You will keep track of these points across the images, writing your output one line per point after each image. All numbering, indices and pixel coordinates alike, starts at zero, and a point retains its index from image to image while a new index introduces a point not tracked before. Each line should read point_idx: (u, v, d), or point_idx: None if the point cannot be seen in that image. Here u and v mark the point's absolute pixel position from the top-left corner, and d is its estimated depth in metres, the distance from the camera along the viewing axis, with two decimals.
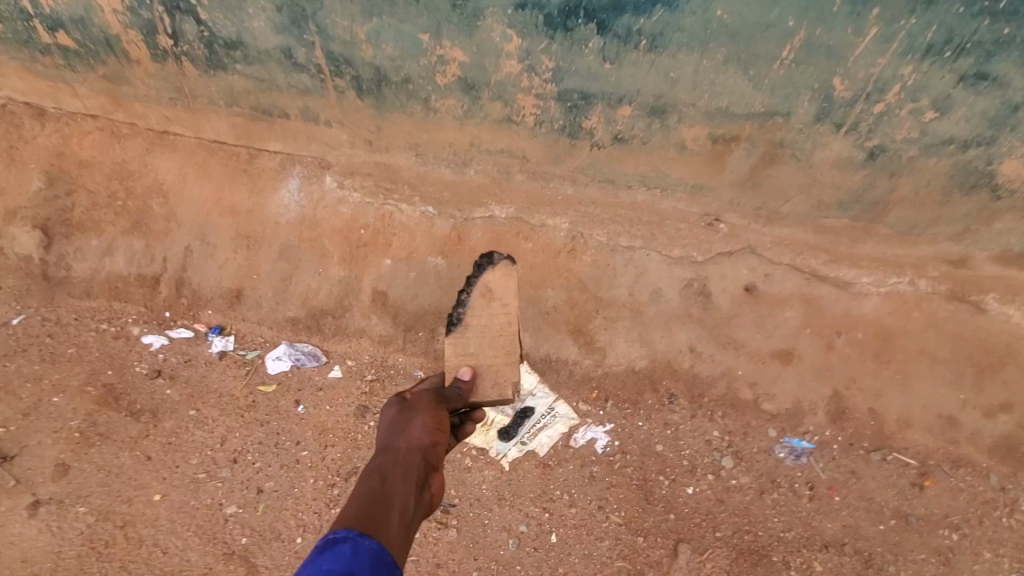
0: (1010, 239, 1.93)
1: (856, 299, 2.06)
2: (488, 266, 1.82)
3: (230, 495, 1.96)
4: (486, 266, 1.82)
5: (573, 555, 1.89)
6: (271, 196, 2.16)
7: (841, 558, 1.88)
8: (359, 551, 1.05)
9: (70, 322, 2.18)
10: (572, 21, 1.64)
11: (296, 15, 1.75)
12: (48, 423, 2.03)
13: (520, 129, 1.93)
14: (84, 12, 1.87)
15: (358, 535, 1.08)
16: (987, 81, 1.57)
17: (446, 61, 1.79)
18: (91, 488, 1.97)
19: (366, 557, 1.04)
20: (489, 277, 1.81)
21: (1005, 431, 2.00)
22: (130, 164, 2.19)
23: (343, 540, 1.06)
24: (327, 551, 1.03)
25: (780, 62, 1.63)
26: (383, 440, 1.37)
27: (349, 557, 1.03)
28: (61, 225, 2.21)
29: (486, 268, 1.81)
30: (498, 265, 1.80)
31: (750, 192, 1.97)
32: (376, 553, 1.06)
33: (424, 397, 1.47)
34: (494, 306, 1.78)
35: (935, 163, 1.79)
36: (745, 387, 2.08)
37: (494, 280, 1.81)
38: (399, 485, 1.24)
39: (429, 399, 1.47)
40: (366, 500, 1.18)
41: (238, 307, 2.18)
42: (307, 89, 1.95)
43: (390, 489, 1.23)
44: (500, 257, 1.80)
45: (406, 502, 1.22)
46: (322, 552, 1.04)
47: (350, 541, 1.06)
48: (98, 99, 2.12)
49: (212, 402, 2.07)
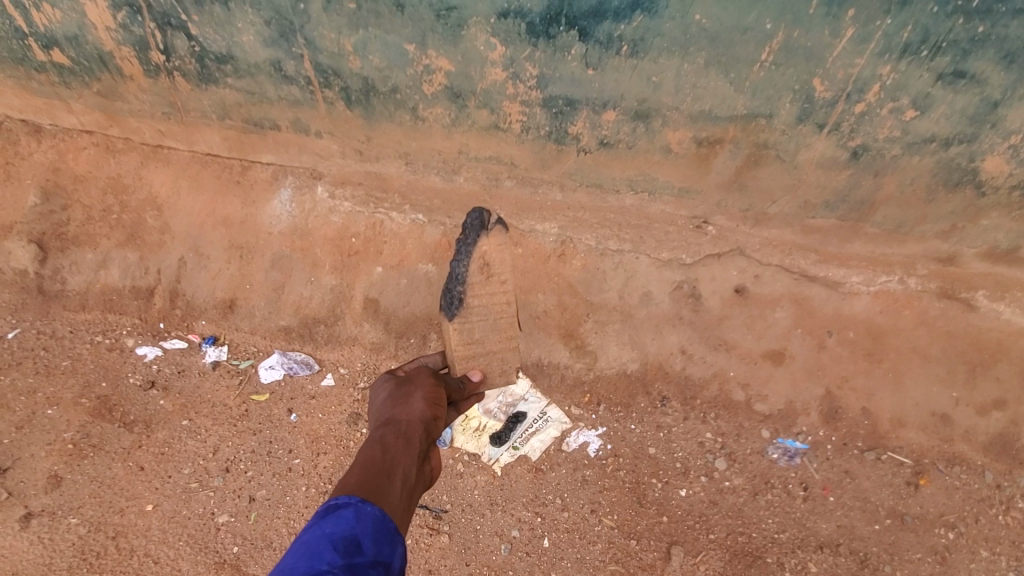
0: (997, 236, 1.93)
1: (846, 298, 2.07)
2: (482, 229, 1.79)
3: (222, 503, 1.99)
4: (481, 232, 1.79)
5: (566, 558, 1.92)
6: (264, 207, 2.18)
7: (836, 558, 1.89)
8: (361, 515, 1.15)
9: (65, 334, 2.19)
10: (554, 28, 1.66)
11: (284, 29, 1.78)
12: (42, 436, 2.04)
13: (507, 136, 1.96)
14: (77, 30, 1.90)
15: (362, 500, 1.19)
16: (965, 79, 1.59)
17: (432, 71, 1.82)
18: (84, 500, 1.99)
19: (368, 521, 1.15)
20: (485, 244, 1.79)
21: (999, 428, 2.00)
22: (125, 178, 2.22)
23: (346, 505, 1.17)
24: (330, 516, 1.15)
25: (760, 64, 1.65)
26: (384, 416, 1.50)
27: (352, 521, 1.14)
28: (56, 239, 2.23)
29: (479, 235, 1.78)
30: (492, 230, 1.80)
31: (736, 194, 1.98)
32: (378, 518, 1.17)
33: (424, 377, 1.64)
34: (494, 284, 1.81)
35: (918, 161, 1.80)
36: (737, 388, 2.08)
37: (489, 249, 1.80)
38: (400, 457, 1.36)
39: (429, 379, 1.64)
40: (369, 469, 1.29)
41: (231, 317, 2.19)
42: (297, 101, 1.98)
43: (392, 459, 1.35)
44: (492, 222, 1.78)
45: (407, 472, 1.34)
46: (325, 517, 1.15)
47: (352, 506, 1.17)
48: (93, 114, 2.16)
49: (205, 412, 2.08)
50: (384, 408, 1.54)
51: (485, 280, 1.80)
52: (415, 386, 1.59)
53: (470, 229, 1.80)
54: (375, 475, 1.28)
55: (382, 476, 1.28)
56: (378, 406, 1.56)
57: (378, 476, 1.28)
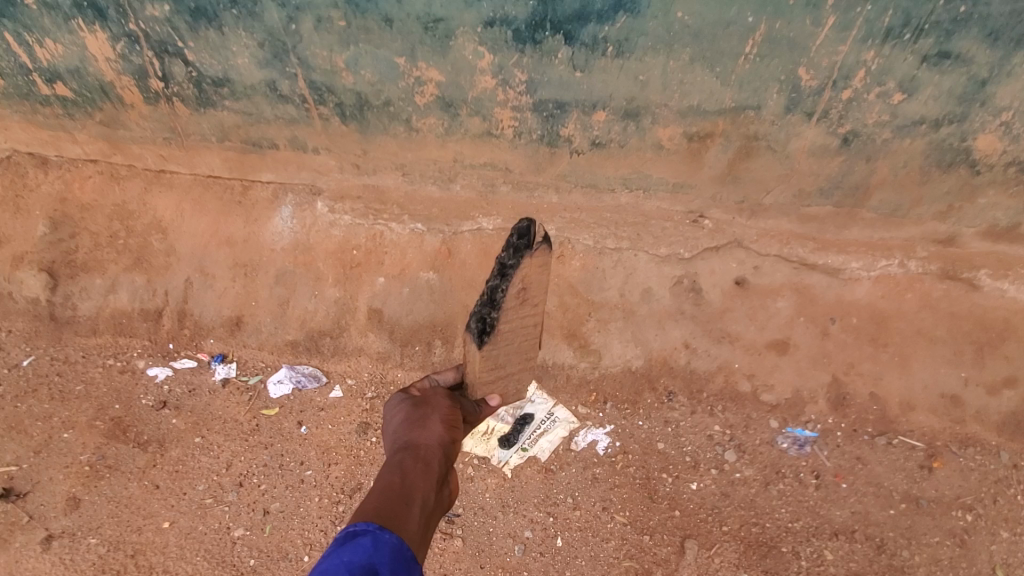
0: (996, 214, 1.93)
1: (847, 284, 2.07)
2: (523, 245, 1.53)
3: (237, 517, 2.00)
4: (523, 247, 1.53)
5: (580, 557, 1.90)
6: (266, 224, 2.22)
7: (853, 545, 1.87)
8: (379, 543, 1.14)
9: (78, 359, 2.24)
10: (540, 33, 1.69)
11: (277, 50, 1.82)
12: (59, 459, 2.08)
13: (500, 141, 1.99)
14: (79, 63, 1.96)
15: (379, 528, 1.17)
16: (950, 59, 1.60)
17: (423, 82, 1.86)
18: (102, 520, 2.00)
19: (385, 549, 1.14)
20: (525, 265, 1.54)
21: (1011, 407, 1.98)
22: (130, 204, 2.27)
23: (364, 533, 1.15)
24: (348, 543, 1.13)
25: (745, 57, 1.68)
26: (401, 439, 1.46)
27: (370, 549, 1.12)
28: (65, 267, 2.28)
29: (522, 257, 1.52)
30: (537, 249, 1.54)
31: (731, 187, 2.00)
32: (397, 546, 1.16)
33: (440, 397, 1.59)
34: (527, 307, 1.61)
35: (910, 143, 1.81)
36: (742, 380, 2.08)
37: (531, 272, 1.55)
38: (418, 482, 1.34)
39: (446, 399, 1.59)
40: (387, 495, 1.27)
41: (239, 334, 2.23)
42: (293, 119, 2.02)
43: (411, 485, 1.33)
44: (538, 242, 1.51)
45: (425, 498, 1.32)
46: (343, 544, 1.13)
47: (370, 534, 1.15)
48: (97, 144, 2.21)
49: (216, 428, 2.11)
50: (400, 429, 1.50)
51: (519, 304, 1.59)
52: (433, 407, 1.55)
53: (513, 248, 1.53)
54: (394, 502, 1.26)
55: (400, 503, 1.26)
56: (394, 426, 1.52)
57: (397, 503, 1.25)
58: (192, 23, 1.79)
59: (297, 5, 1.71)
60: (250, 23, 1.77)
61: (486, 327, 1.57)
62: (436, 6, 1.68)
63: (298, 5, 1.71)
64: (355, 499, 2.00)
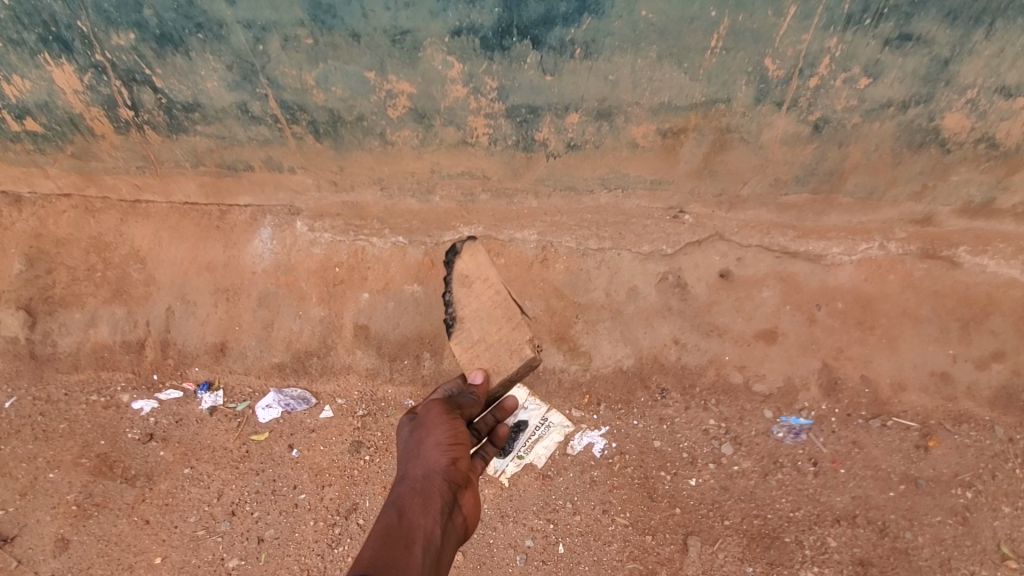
0: (970, 190, 1.95)
1: (829, 270, 2.08)
2: (457, 258, 2.15)
3: (231, 548, 1.99)
4: (455, 260, 2.15)
5: (583, 562, 1.93)
6: (246, 247, 2.21)
7: (855, 530, 1.88)
8: None
9: (60, 397, 2.19)
10: (507, 40, 1.70)
11: (246, 71, 1.81)
12: (46, 500, 2.06)
13: (476, 149, 1.99)
14: (47, 97, 1.93)
15: None
16: (912, 41, 1.63)
17: (395, 95, 1.86)
18: (92, 560, 1.99)
19: None
20: (461, 265, 2.15)
21: (1002, 380, 1.98)
22: (107, 236, 2.24)
23: None
24: None
25: (711, 51, 1.69)
26: (403, 475, 1.49)
27: None
28: (43, 304, 2.24)
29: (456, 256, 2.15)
30: (464, 251, 2.15)
31: (708, 180, 2.01)
32: None
33: (436, 417, 1.61)
34: (477, 288, 2.14)
35: (879, 126, 1.83)
36: (734, 372, 2.07)
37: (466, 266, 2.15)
38: (417, 520, 1.32)
39: (442, 419, 1.60)
40: (384, 540, 1.24)
41: (224, 360, 2.19)
42: (267, 140, 2.01)
43: (409, 524, 1.31)
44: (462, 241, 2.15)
45: (427, 536, 1.30)
46: None
47: None
48: (70, 177, 2.19)
49: (205, 457, 2.08)
50: (404, 466, 1.52)
51: (469, 289, 2.14)
52: (429, 433, 1.56)
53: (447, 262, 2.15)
54: (392, 546, 1.23)
55: (398, 546, 1.23)
56: (399, 462, 1.56)
57: (394, 548, 1.22)
58: (158, 50, 1.78)
59: (262, 26, 1.70)
60: (217, 46, 1.76)
61: (451, 320, 2.12)
62: (402, 19, 1.67)
63: (263, 26, 1.70)
64: (351, 520, 1.99)
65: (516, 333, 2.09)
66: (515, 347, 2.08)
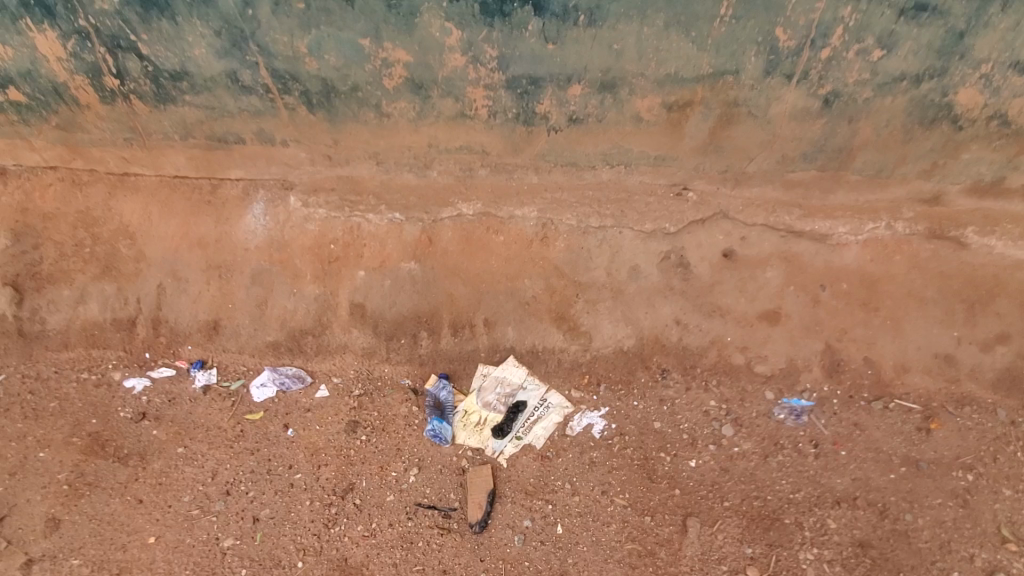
0: (980, 169, 1.91)
1: (835, 250, 2.04)
2: (461, 249, 2.11)
3: (226, 527, 1.90)
4: (459, 250, 2.11)
5: (582, 543, 1.84)
6: (238, 223, 2.15)
7: (855, 512, 1.82)
8: None
9: (51, 376, 2.15)
10: (508, 5, 1.64)
11: (235, 38, 1.74)
12: (36, 479, 1.97)
13: (475, 123, 1.93)
14: (30, 65, 1.86)
15: None
16: (928, 11, 1.58)
17: (390, 64, 1.79)
18: (84, 540, 1.89)
19: None
20: (467, 264, 2.11)
21: (1006, 363, 1.97)
22: (95, 211, 2.18)
23: None
24: None
25: (719, 20, 1.64)
26: None
27: None
28: (30, 280, 2.18)
29: (461, 236, 2.10)
30: (470, 245, 2.10)
31: (713, 156, 1.95)
32: None
33: None
34: (482, 281, 2.11)
35: (891, 101, 1.77)
36: (736, 353, 2.05)
37: (470, 243, 2.11)
38: None
39: None
40: None
41: (217, 338, 2.16)
42: (258, 111, 1.94)
43: None
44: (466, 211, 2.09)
45: None
46: None
47: None
48: (55, 149, 2.11)
49: (199, 437, 2.03)
50: None
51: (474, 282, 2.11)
52: None
53: (453, 247, 2.11)
54: None
55: None
56: None
57: None
58: (143, 14, 1.71)
59: None
60: (205, 10, 1.69)
61: (452, 305, 2.11)
62: None
63: None
64: (348, 500, 1.92)
65: (512, 304, 2.10)
66: (508, 315, 2.10)
